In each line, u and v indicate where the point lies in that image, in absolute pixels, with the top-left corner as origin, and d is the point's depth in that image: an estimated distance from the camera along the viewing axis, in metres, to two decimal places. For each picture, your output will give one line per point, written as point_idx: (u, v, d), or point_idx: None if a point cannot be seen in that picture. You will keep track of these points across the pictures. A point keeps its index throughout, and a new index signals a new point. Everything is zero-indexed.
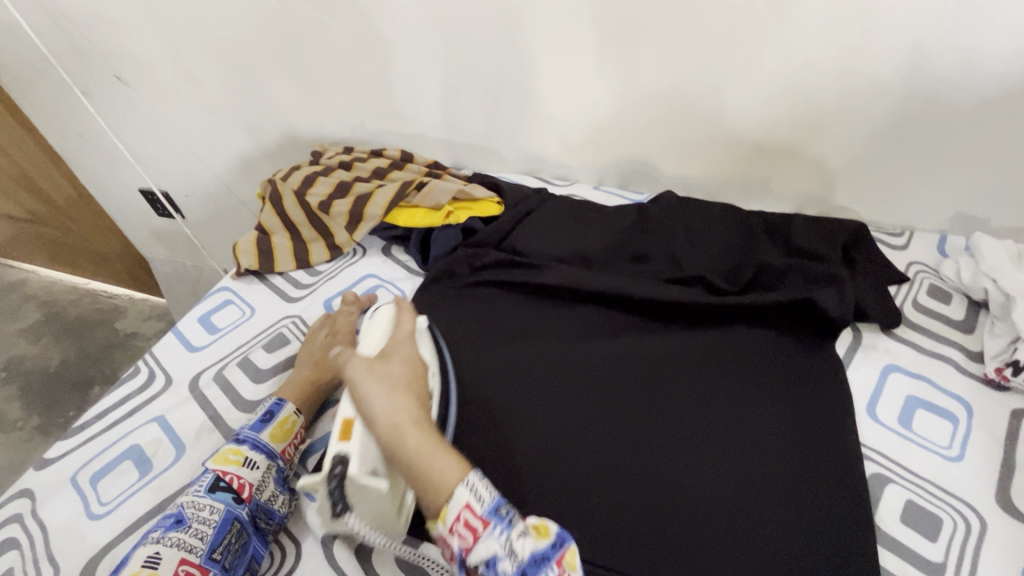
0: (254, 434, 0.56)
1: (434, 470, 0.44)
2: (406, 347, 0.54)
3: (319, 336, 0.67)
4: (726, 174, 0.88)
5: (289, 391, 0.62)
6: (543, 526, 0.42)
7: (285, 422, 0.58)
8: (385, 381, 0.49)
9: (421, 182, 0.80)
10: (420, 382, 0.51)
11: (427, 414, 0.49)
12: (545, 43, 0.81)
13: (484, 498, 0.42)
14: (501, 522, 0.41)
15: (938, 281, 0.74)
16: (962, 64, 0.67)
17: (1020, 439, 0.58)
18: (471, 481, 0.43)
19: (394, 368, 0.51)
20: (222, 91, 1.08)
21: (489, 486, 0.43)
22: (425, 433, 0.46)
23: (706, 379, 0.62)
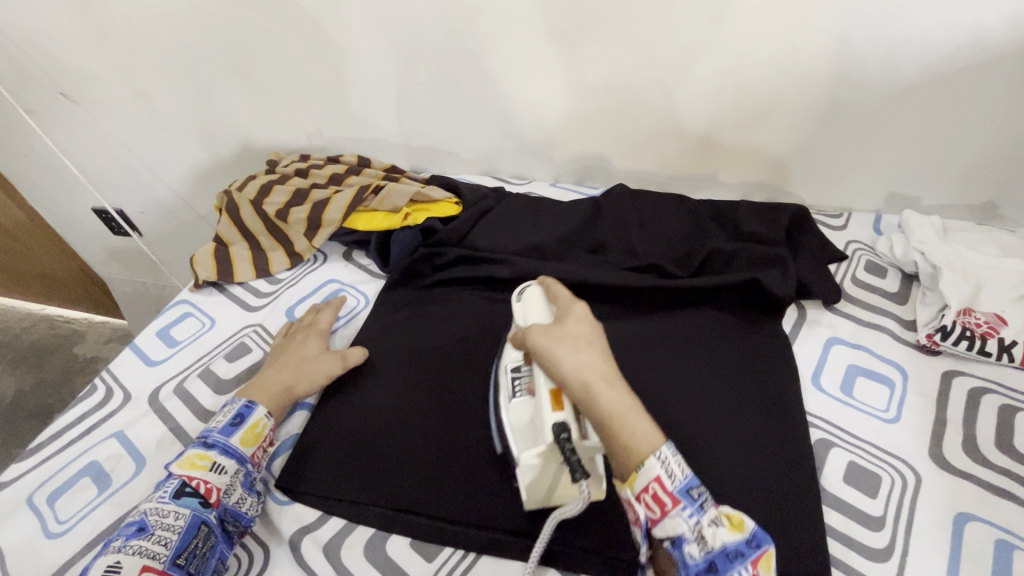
0: (223, 438, 0.56)
1: (636, 431, 0.46)
2: (579, 308, 0.56)
3: (308, 347, 0.66)
4: (677, 167, 0.91)
5: (263, 391, 0.61)
6: (736, 518, 0.44)
7: (256, 426, 0.58)
8: (569, 346, 0.51)
9: (378, 186, 0.81)
10: (600, 342, 0.53)
11: (614, 372, 0.51)
12: (494, 46, 0.83)
13: (682, 475, 0.45)
14: (692, 503, 0.44)
15: (875, 257, 0.78)
16: (882, 53, 0.72)
17: (950, 398, 0.62)
18: (665, 454, 0.45)
19: (576, 332, 0.53)
20: (174, 104, 1.06)
21: (684, 464, 0.46)
22: (618, 393, 0.48)
23: (664, 362, 0.64)
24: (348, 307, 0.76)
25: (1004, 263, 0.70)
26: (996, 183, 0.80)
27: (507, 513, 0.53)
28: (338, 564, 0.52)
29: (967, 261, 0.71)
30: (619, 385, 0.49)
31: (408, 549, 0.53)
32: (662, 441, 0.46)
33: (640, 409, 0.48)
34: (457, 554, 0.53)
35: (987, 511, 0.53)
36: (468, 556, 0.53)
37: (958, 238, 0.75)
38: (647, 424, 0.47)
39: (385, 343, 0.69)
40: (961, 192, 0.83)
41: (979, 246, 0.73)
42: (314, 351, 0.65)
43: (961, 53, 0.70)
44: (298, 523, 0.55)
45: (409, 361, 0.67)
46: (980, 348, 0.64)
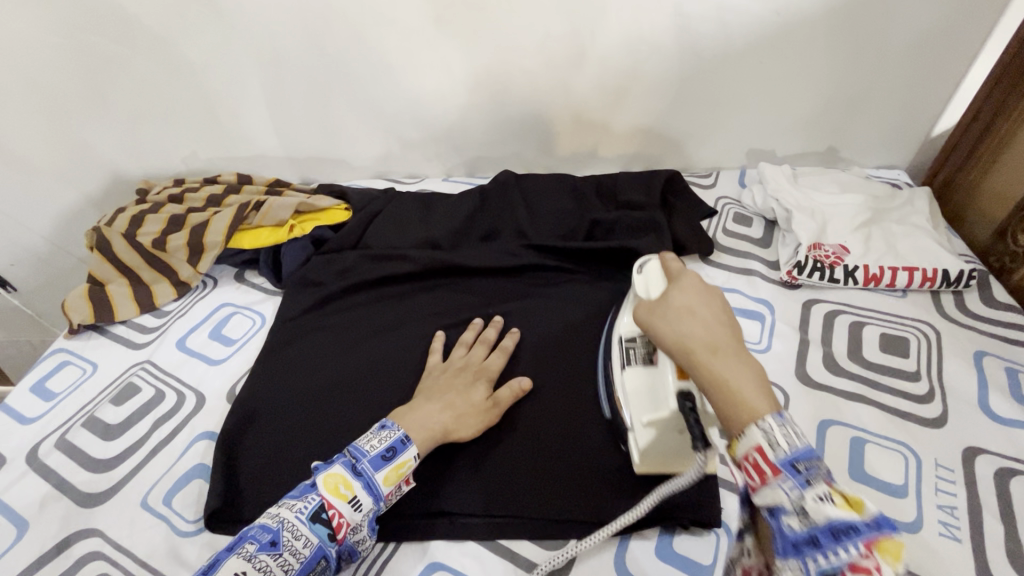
0: (372, 471, 0.51)
1: (746, 401, 0.39)
2: (690, 276, 0.48)
3: (477, 394, 0.59)
4: (559, 148, 0.95)
5: (420, 426, 0.55)
6: (853, 499, 0.35)
7: (403, 465, 0.52)
8: (663, 320, 0.45)
9: (260, 201, 0.79)
10: (718, 303, 0.45)
11: (737, 344, 0.42)
12: (358, 48, 0.83)
13: (793, 444, 0.36)
14: (796, 475, 0.35)
15: (742, 208, 0.86)
16: (713, 24, 0.79)
17: (810, 323, 0.70)
18: (770, 427, 0.37)
19: (677, 300, 0.46)
20: (24, 143, 0.98)
21: (803, 436, 0.37)
22: (732, 362, 0.41)
23: (555, 330, 0.69)
24: (242, 328, 0.73)
25: (843, 199, 0.80)
26: (834, 129, 0.91)
27: (416, 498, 0.55)
28: None
29: (814, 202, 0.80)
30: (728, 355, 0.41)
31: None
32: (774, 412, 0.38)
33: (761, 383, 0.40)
34: (376, 552, 0.54)
35: (844, 415, 0.60)
36: (389, 548, 0.54)
37: (806, 181, 0.84)
38: (765, 393, 0.39)
39: (289, 353, 0.68)
40: (807, 141, 0.93)
41: (823, 186, 0.83)
42: (476, 395, 0.59)
43: (780, 16, 0.78)
44: (211, 550, 0.53)
45: (315, 367, 0.66)
46: (830, 276, 0.72)
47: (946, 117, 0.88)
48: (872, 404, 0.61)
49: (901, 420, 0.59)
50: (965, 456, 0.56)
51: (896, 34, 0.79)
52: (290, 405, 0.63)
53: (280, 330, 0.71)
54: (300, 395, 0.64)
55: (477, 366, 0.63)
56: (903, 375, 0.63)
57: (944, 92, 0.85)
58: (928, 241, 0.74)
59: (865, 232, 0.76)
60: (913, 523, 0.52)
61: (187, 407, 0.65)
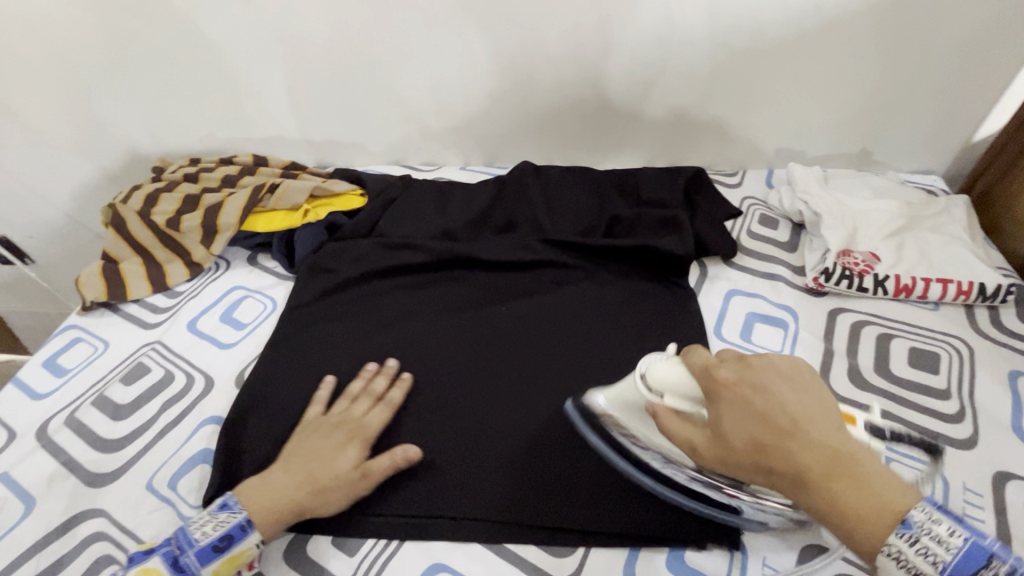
0: (194, 565, 0.48)
1: (877, 514, 0.40)
2: (726, 404, 0.44)
3: (343, 463, 0.53)
4: (582, 140, 0.93)
5: (271, 500, 0.51)
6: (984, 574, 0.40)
7: (237, 557, 0.49)
8: (750, 446, 0.42)
9: (275, 184, 0.78)
10: (786, 382, 0.44)
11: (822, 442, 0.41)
12: (380, 31, 0.81)
13: (942, 561, 0.39)
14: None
15: (768, 210, 0.83)
16: (748, 17, 0.75)
17: (835, 333, 0.67)
18: (900, 551, 0.39)
19: (742, 442, 0.42)
20: (44, 116, 0.97)
21: (954, 531, 0.39)
22: (842, 473, 0.40)
23: (567, 330, 0.67)
24: (253, 313, 0.73)
25: (877, 205, 0.76)
26: (869, 131, 0.87)
27: (422, 498, 0.55)
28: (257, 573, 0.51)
29: (846, 206, 0.76)
30: (846, 466, 0.40)
31: (328, 548, 0.53)
32: (898, 519, 0.39)
33: (866, 474, 0.41)
34: (381, 545, 0.53)
35: None
36: (393, 543, 0.53)
37: (838, 185, 0.80)
38: (887, 484, 0.41)
39: (299, 342, 0.67)
40: (840, 141, 0.89)
41: (855, 191, 0.79)
42: (343, 464, 0.53)
43: (820, 9, 0.74)
44: None
45: (325, 357, 0.66)
46: (859, 285, 0.69)
47: (990, 122, 0.83)
48: (897, 422, 0.58)
49: (928, 439, 0.57)
50: (996, 481, 0.54)
51: (942, 30, 0.75)
52: (298, 394, 0.62)
53: (289, 317, 0.70)
54: (311, 384, 0.63)
55: (359, 426, 0.57)
56: (932, 393, 0.61)
57: (990, 95, 0.81)
58: (964, 253, 0.71)
59: (898, 240, 0.73)
60: None
61: (195, 390, 0.64)
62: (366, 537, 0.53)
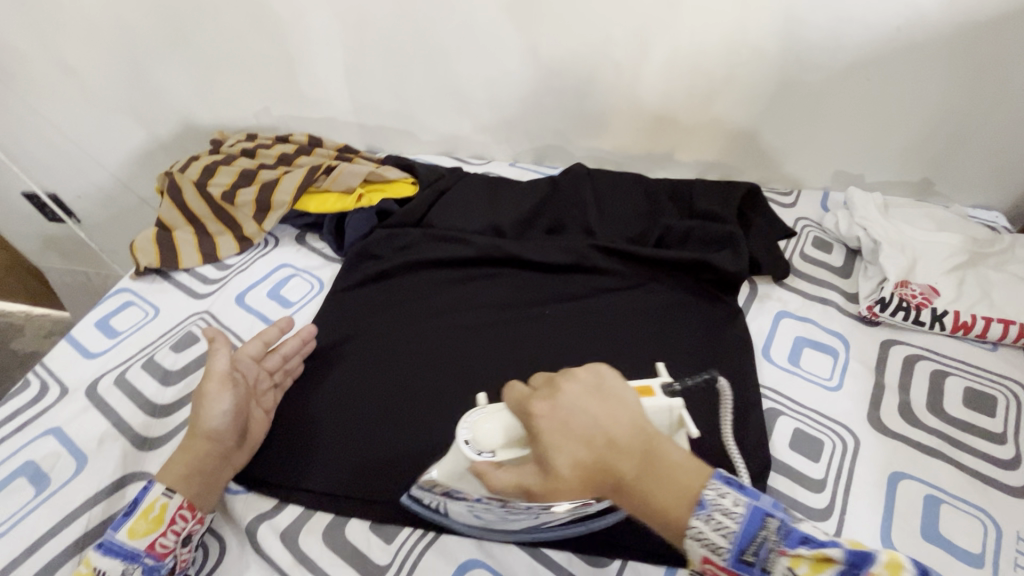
0: (112, 534, 0.49)
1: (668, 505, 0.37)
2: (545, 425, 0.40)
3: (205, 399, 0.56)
4: (634, 146, 0.92)
5: (166, 469, 0.52)
6: (892, 559, 0.34)
7: (151, 510, 0.50)
8: (560, 465, 0.38)
9: (330, 166, 0.78)
10: (590, 393, 0.41)
11: (619, 442, 0.39)
12: (446, 22, 0.81)
13: (733, 532, 0.36)
14: (749, 568, 0.37)
15: (822, 233, 0.81)
16: (823, 35, 0.74)
17: (888, 364, 0.66)
18: (698, 531, 0.36)
19: (564, 465, 0.38)
20: (108, 80, 0.99)
21: (739, 500, 0.37)
22: (640, 466, 0.38)
23: (612, 337, 0.67)
24: (301, 292, 0.73)
25: (938, 238, 0.74)
26: (933, 160, 0.84)
27: None
28: (297, 550, 0.52)
29: (906, 236, 0.74)
30: (655, 460, 0.38)
31: (367, 534, 0.53)
32: (694, 501, 0.37)
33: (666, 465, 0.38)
34: (416, 537, 0.53)
35: (919, 469, 0.56)
36: (430, 535, 0.53)
37: (897, 214, 0.78)
38: (690, 472, 0.38)
39: (344, 326, 0.68)
40: (901, 169, 0.87)
41: (916, 221, 0.77)
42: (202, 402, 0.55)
43: (900, 32, 0.72)
44: (254, 510, 0.55)
45: (368, 344, 0.66)
46: (916, 318, 0.67)
47: None
48: (950, 462, 0.57)
49: (980, 484, 0.55)
50: None
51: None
52: (339, 382, 0.63)
53: (334, 301, 0.70)
54: (355, 371, 0.64)
55: (253, 374, 0.58)
56: (987, 436, 0.59)
57: None
58: None
59: (959, 275, 0.71)
60: None
61: None
62: (403, 526, 0.53)
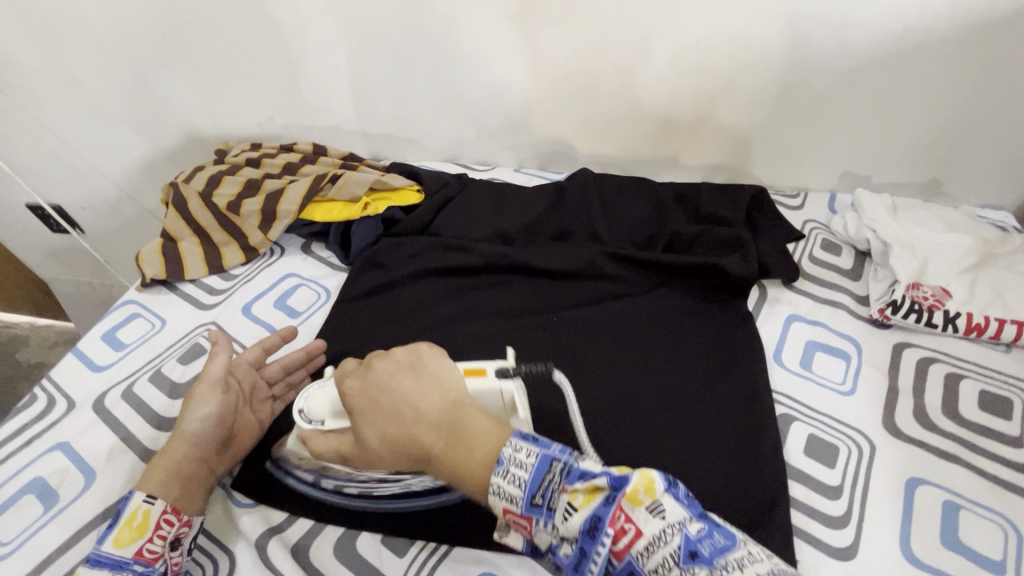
0: (99, 546, 0.48)
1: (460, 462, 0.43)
2: (358, 404, 0.49)
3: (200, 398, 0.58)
4: (639, 151, 0.91)
5: (153, 474, 0.52)
6: (647, 482, 0.38)
7: (133, 518, 0.49)
8: (385, 443, 0.47)
9: (335, 175, 0.78)
10: (402, 372, 0.49)
11: (420, 412, 0.46)
12: (450, 30, 0.81)
13: (524, 481, 0.40)
14: (541, 514, 0.39)
15: (831, 235, 0.80)
16: (829, 37, 0.73)
17: (901, 368, 0.65)
18: (498, 486, 0.40)
19: (374, 438, 0.47)
20: (112, 92, 1.00)
21: (530, 451, 0.41)
22: (438, 430, 0.45)
23: (622, 343, 0.66)
24: (307, 302, 0.73)
25: (949, 239, 0.73)
26: (941, 161, 0.84)
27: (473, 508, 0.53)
28: (308, 564, 0.52)
29: (916, 238, 0.74)
30: (449, 429, 0.45)
31: (378, 548, 0.52)
32: (493, 459, 0.41)
33: (456, 428, 0.44)
34: (429, 550, 0.52)
35: (936, 474, 0.56)
36: (442, 549, 0.52)
37: (907, 215, 0.78)
38: (491, 435, 0.43)
39: (353, 335, 0.67)
40: (909, 170, 0.86)
41: (925, 222, 0.77)
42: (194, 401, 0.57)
43: (907, 33, 0.72)
44: (264, 524, 0.54)
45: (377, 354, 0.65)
46: (928, 321, 0.67)
47: None
48: (967, 467, 0.56)
49: (1000, 489, 0.54)
50: None
51: None
52: None
53: (342, 310, 0.70)
54: None
55: (250, 381, 0.60)
56: (1004, 440, 0.58)
57: None
58: None
59: (971, 277, 0.70)
60: None
61: None
62: (414, 540, 0.53)
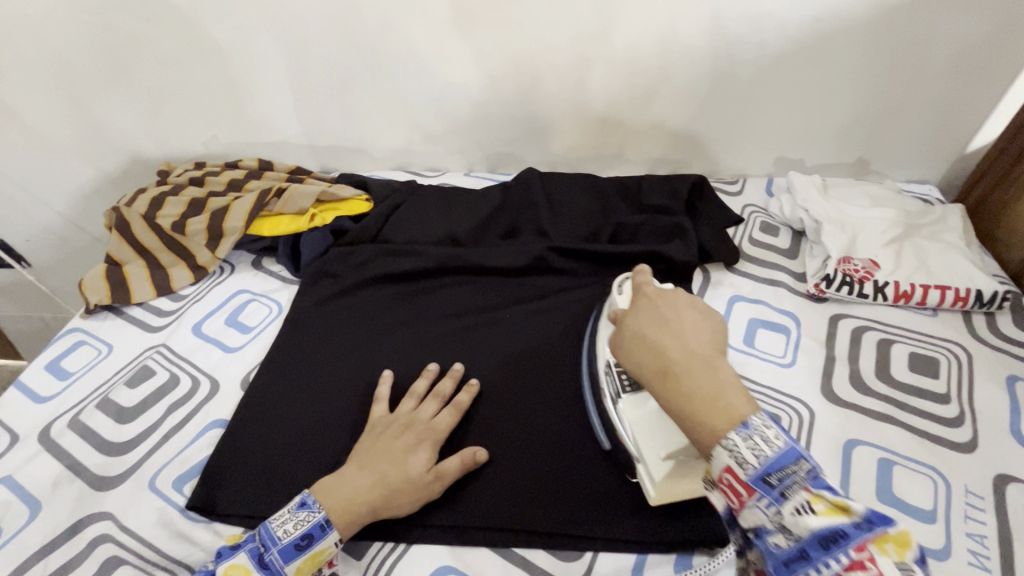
0: (281, 563, 0.48)
1: (715, 409, 0.40)
2: (641, 307, 0.50)
3: (410, 466, 0.53)
4: (584, 148, 0.94)
5: (343, 494, 0.51)
6: (902, 538, 0.34)
7: (319, 554, 0.49)
8: (635, 338, 0.47)
9: (281, 189, 0.78)
10: (693, 308, 0.48)
11: (688, 343, 0.44)
12: (388, 41, 0.82)
13: (765, 457, 0.37)
14: (769, 491, 0.37)
15: (769, 218, 0.84)
16: (749, 30, 0.77)
17: (837, 338, 0.68)
18: (732, 441, 0.38)
19: (631, 329, 0.48)
20: (48, 120, 0.98)
21: (780, 434, 0.38)
22: (687, 370, 0.42)
23: (573, 334, 0.68)
24: (258, 316, 0.73)
25: (875, 213, 0.77)
26: (866, 140, 0.88)
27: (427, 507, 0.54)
28: None
29: (844, 214, 0.78)
30: (704, 364, 0.42)
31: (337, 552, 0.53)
32: (739, 421, 0.39)
33: (736, 382, 0.41)
34: (387, 549, 0.53)
35: (871, 434, 0.59)
36: (400, 548, 0.53)
37: (837, 193, 0.82)
38: (742, 402, 0.40)
39: (306, 346, 0.67)
40: (838, 151, 0.90)
41: (853, 199, 0.81)
42: (415, 466, 0.53)
43: (819, 23, 0.76)
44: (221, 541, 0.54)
45: (328, 363, 0.65)
46: (859, 291, 0.70)
47: (982, 134, 0.85)
48: (899, 425, 0.59)
49: (929, 443, 0.58)
50: (996, 483, 0.55)
51: (938, 43, 0.77)
52: (299, 404, 0.62)
53: (292, 322, 0.69)
54: (315, 391, 0.63)
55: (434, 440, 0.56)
56: (932, 398, 0.62)
57: (984, 107, 0.82)
58: (960, 259, 0.72)
59: (896, 247, 0.74)
60: (942, 550, 0.50)
61: (200, 393, 0.64)
62: (372, 541, 0.53)
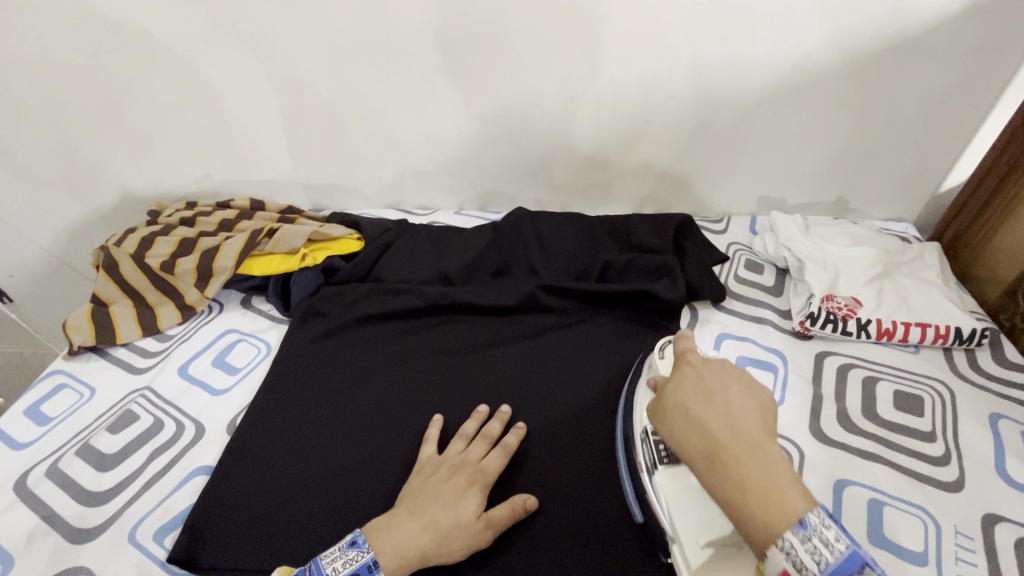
0: None
1: (775, 506, 0.38)
2: (684, 376, 0.47)
3: (462, 509, 0.52)
4: (573, 187, 0.96)
5: (391, 549, 0.50)
6: None
7: None
8: (677, 410, 0.44)
9: (273, 228, 0.78)
10: (737, 379, 0.46)
11: (739, 425, 0.42)
12: (381, 84, 0.85)
13: (827, 562, 0.36)
14: None
15: (753, 255, 0.86)
16: (729, 76, 0.81)
17: (823, 375, 0.69)
18: (790, 545, 0.36)
19: (671, 402, 0.45)
20: (38, 158, 0.98)
21: (842, 539, 0.36)
22: (742, 459, 0.40)
23: (564, 373, 0.68)
24: (246, 357, 0.72)
25: (856, 251, 0.80)
26: (844, 181, 0.92)
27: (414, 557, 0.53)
28: None
29: (826, 253, 0.80)
30: (756, 452, 0.40)
31: None
32: (795, 520, 0.37)
33: (790, 473, 0.40)
34: None
35: (861, 474, 0.59)
36: None
37: (818, 232, 0.84)
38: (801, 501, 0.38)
39: (295, 387, 0.66)
40: (818, 191, 0.94)
41: (834, 238, 0.83)
42: (465, 512, 0.52)
43: (795, 70, 0.80)
44: None
45: (317, 404, 0.65)
46: (843, 329, 0.72)
47: (953, 175, 0.88)
48: (888, 465, 0.60)
49: (918, 483, 0.58)
50: (984, 523, 0.55)
51: (907, 91, 0.81)
52: (285, 448, 0.61)
53: (282, 362, 0.69)
54: (302, 434, 0.62)
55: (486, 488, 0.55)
56: (919, 436, 0.62)
57: (954, 150, 0.86)
58: (938, 296, 0.74)
59: (877, 285, 0.76)
60: None
61: (185, 437, 0.63)
62: None
